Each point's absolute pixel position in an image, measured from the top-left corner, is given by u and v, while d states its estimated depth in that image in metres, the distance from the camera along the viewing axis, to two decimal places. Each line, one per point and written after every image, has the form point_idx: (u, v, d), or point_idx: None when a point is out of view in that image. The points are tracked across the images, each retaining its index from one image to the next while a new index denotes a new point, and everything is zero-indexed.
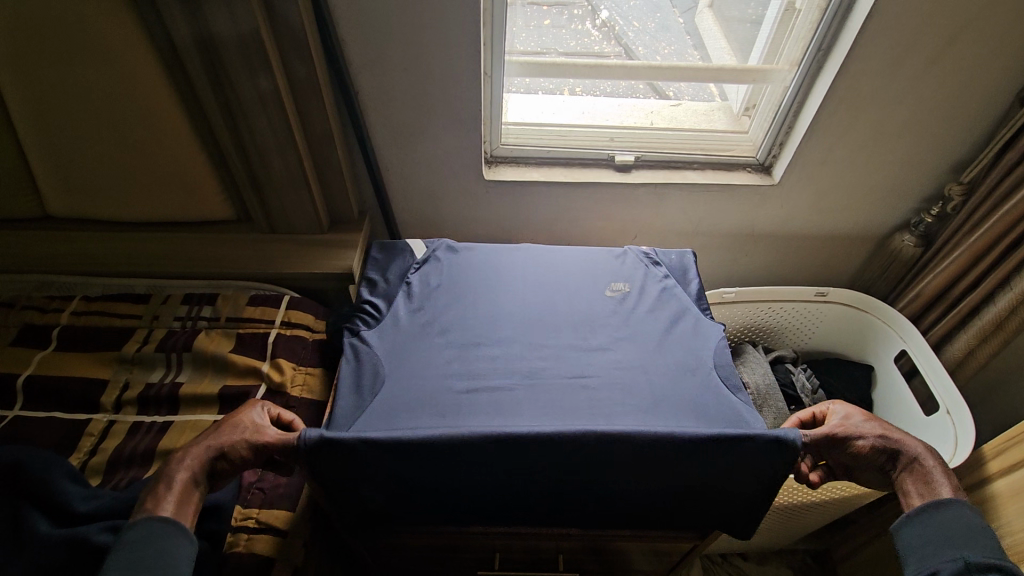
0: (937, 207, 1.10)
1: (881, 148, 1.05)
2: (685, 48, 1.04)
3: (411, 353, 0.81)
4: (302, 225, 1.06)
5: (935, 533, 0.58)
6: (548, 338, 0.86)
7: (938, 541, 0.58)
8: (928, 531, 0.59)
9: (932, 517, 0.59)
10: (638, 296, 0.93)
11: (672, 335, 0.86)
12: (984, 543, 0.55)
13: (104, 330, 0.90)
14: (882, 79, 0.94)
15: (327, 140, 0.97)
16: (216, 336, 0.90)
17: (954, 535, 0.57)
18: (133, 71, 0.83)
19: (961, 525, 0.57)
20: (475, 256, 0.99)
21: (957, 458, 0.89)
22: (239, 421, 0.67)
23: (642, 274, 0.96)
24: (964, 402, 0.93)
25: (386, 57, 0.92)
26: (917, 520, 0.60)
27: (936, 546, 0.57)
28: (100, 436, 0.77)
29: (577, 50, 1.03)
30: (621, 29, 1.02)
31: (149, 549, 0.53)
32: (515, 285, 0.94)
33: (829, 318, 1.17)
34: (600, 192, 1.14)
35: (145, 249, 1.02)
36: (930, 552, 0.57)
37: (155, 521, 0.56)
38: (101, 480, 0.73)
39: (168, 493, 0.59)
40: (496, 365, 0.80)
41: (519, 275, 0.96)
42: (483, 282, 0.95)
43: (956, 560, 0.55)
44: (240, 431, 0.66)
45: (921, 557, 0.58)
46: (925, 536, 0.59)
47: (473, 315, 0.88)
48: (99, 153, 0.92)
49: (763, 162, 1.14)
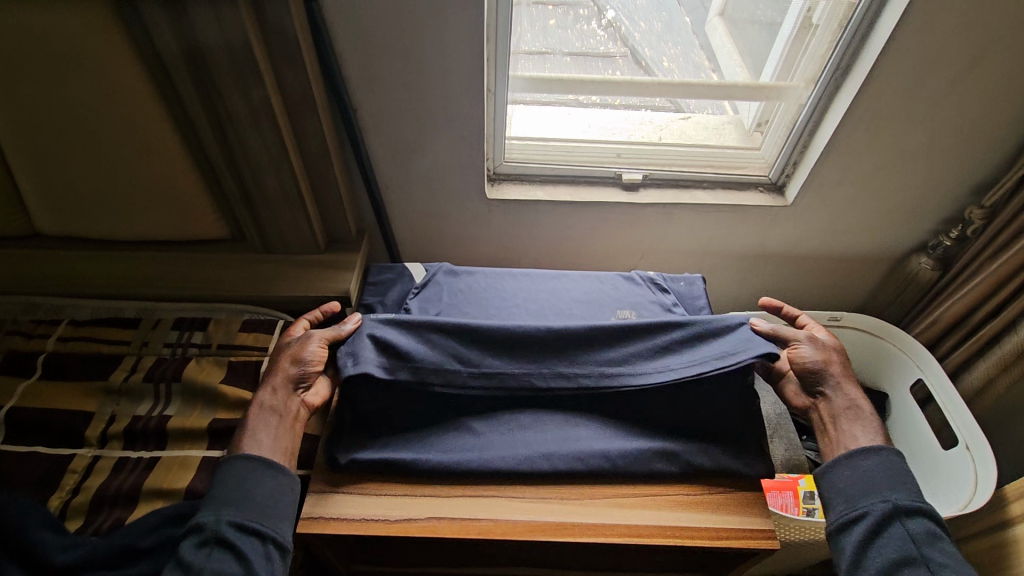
0: (956, 231, 1.06)
1: (899, 168, 1.01)
2: (692, 49, 1.01)
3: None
4: (298, 245, 1.03)
5: (865, 479, 0.66)
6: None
7: (868, 484, 0.66)
8: (860, 476, 0.67)
9: (863, 462, 0.67)
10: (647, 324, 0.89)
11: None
12: (904, 485, 0.65)
13: (92, 358, 0.87)
14: (903, 100, 0.90)
15: (324, 158, 0.93)
16: (207, 365, 0.87)
17: (878, 479, 0.66)
18: (123, 90, 0.80)
19: (886, 470, 0.66)
20: (479, 280, 0.96)
21: (978, 500, 0.85)
22: (290, 350, 0.75)
23: (650, 303, 0.93)
24: (983, 437, 0.89)
25: (384, 72, 0.88)
26: (850, 463, 0.68)
27: (867, 490, 0.66)
28: (84, 473, 0.74)
29: (582, 50, 0.98)
30: (627, 30, 0.97)
31: (230, 488, 0.62)
32: (520, 310, 0.91)
33: (843, 343, 1.13)
34: (607, 212, 1.10)
35: (135, 268, 0.99)
36: (861, 495, 0.66)
37: (234, 452, 0.66)
38: (83, 523, 0.70)
39: (246, 430, 0.68)
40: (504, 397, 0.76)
41: (525, 301, 0.93)
42: (487, 309, 0.91)
43: (886, 504, 0.64)
44: (297, 356, 0.74)
45: (852, 499, 0.66)
46: (856, 479, 0.67)
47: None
48: (89, 172, 0.89)
49: (776, 181, 1.10)
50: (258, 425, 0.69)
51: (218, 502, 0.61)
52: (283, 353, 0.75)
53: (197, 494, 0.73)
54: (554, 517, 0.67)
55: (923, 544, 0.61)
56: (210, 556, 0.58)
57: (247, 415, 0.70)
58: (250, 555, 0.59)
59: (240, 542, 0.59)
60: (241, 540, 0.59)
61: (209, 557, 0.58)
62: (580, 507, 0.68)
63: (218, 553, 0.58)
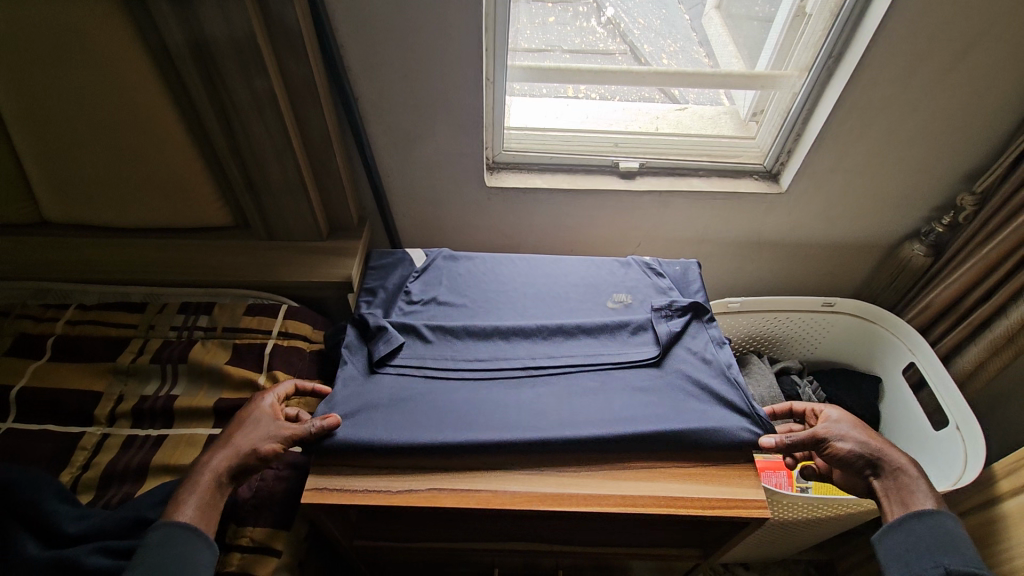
0: (948, 217, 1.08)
1: (892, 156, 1.02)
2: (690, 45, 1.01)
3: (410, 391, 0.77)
4: (301, 232, 1.04)
5: (914, 541, 0.61)
6: (552, 368, 0.81)
7: (919, 549, 0.60)
8: (909, 537, 0.62)
9: (914, 526, 0.62)
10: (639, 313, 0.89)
11: (679, 356, 0.82)
12: (963, 550, 0.59)
13: (100, 340, 0.89)
14: (895, 87, 0.92)
15: (326, 146, 0.95)
16: (212, 347, 0.88)
17: (932, 543, 0.60)
18: (130, 77, 0.81)
19: (942, 534, 0.60)
20: (477, 270, 0.97)
21: (968, 474, 0.87)
22: (253, 419, 0.70)
23: (641, 291, 0.93)
24: (972, 415, 0.91)
25: (385, 61, 0.90)
26: (900, 526, 0.63)
27: (919, 555, 0.60)
28: (93, 450, 0.76)
29: (581, 48, 1.00)
30: (627, 27, 0.98)
31: (167, 555, 0.57)
32: (516, 301, 0.92)
33: (838, 328, 1.14)
34: (604, 200, 1.11)
35: (141, 254, 1.00)
36: (912, 560, 0.60)
37: (178, 527, 0.59)
38: (93, 497, 0.72)
39: (190, 500, 0.61)
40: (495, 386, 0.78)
41: (521, 292, 0.93)
42: (484, 298, 0.92)
43: (940, 569, 0.58)
44: (259, 427, 0.69)
45: (902, 565, 0.61)
46: (906, 543, 0.61)
47: (473, 329, 0.85)
48: (95, 159, 0.91)
49: (770, 169, 1.12)
50: (207, 498, 0.62)
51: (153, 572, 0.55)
52: (244, 421, 0.70)
53: None
54: (549, 489, 0.68)
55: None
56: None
57: (189, 483, 0.63)
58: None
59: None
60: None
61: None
62: (574, 480, 0.69)
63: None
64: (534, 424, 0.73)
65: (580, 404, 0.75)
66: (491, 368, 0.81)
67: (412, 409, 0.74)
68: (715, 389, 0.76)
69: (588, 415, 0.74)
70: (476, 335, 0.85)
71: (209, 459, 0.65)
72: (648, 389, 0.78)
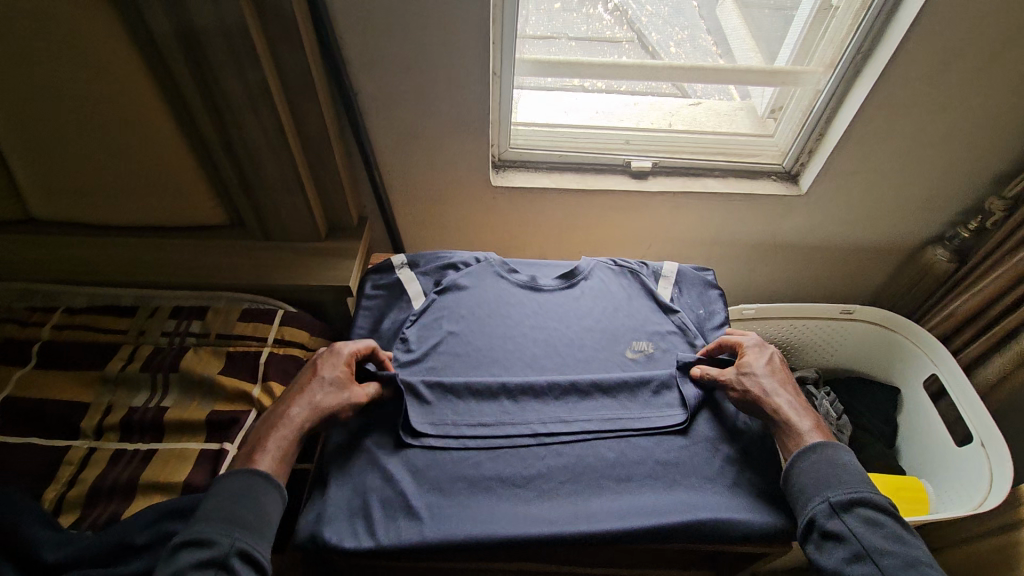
0: (975, 222, 1.03)
1: (918, 157, 0.97)
2: (699, 32, 0.93)
3: (405, 461, 0.69)
4: (297, 233, 1.00)
5: (807, 481, 0.64)
6: (566, 435, 0.73)
7: (812, 484, 0.63)
8: (803, 476, 0.65)
9: (802, 465, 0.65)
10: (664, 363, 0.81)
11: (707, 423, 0.74)
12: (842, 478, 0.62)
13: (87, 346, 0.84)
14: (927, 85, 0.86)
15: (324, 143, 0.91)
16: (205, 355, 0.85)
17: (822, 477, 0.63)
18: (115, 70, 0.76)
19: (831, 469, 0.63)
20: (481, 308, 0.85)
21: (993, 497, 0.83)
22: (321, 368, 0.70)
23: (662, 330, 0.85)
24: (999, 432, 0.87)
25: (385, 54, 0.85)
26: (795, 466, 0.66)
27: (810, 491, 0.63)
28: (79, 465, 0.73)
29: (589, 35, 0.94)
30: (633, 13, 0.92)
31: (243, 503, 0.58)
32: (524, 342, 0.82)
33: (855, 337, 1.10)
34: (614, 200, 1.07)
35: (133, 255, 0.96)
36: (806, 499, 0.63)
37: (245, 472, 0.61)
38: (79, 516, 0.68)
39: (264, 448, 0.63)
40: (501, 449, 0.71)
41: (529, 332, 0.84)
42: (489, 339, 0.82)
43: (824, 501, 0.61)
44: (328, 379, 0.69)
45: (798, 502, 0.64)
46: (802, 482, 0.64)
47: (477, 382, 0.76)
48: (80, 156, 0.86)
49: (789, 169, 1.07)
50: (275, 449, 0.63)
51: (228, 518, 0.56)
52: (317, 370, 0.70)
53: (195, 487, 0.71)
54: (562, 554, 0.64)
55: (865, 536, 0.58)
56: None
57: (266, 430, 0.65)
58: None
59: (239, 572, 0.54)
60: (246, 571, 0.54)
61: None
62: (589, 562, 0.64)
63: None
64: (546, 514, 0.66)
65: (595, 483, 0.69)
66: (496, 434, 0.72)
67: (410, 486, 0.67)
68: (749, 471, 0.71)
69: (605, 502, 0.67)
70: (480, 391, 0.75)
71: (288, 408, 0.66)
72: (674, 464, 0.71)
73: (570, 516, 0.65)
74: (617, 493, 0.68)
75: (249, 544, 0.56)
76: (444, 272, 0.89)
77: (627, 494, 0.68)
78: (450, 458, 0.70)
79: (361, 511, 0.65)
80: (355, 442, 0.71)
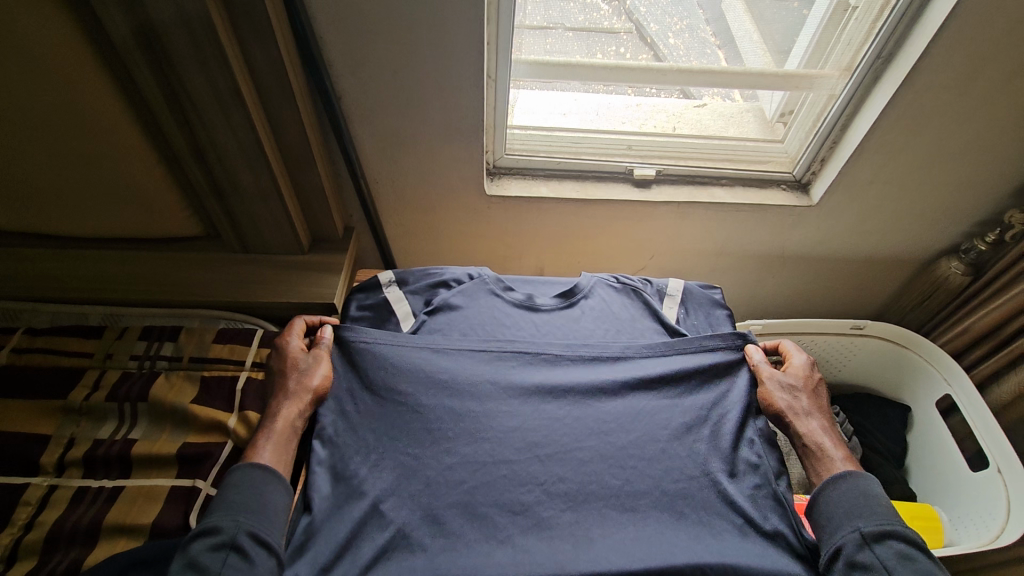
0: (993, 235, 0.98)
1: (937, 167, 0.92)
2: (699, 23, 0.85)
3: (396, 489, 0.63)
4: (278, 245, 0.94)
5: (831, 510, 0.64)
6: (565, 467, 0.67)
7: (840, 515, 0.63)
8: (829, 506, 0.65)
9: (831, 493, 0.65)
10: (672, 389, 0.75)
11: (716, 455, 0.69)
12: (874, 510, 0.62)
13: (48, 372, 0.78)
14: (952, 92, 0.80)
15: (305, 150, 0.84)
16: (177, 381, 0.79)
17: (849, 508, 0.63)
18: (70, 73, 0.69)
19: (861, 498, 0.64)
20: (476, 328, 0.79)
21: (1011, 534, 0.80)
22: (294, 365, 0.72)
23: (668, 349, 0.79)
24: (1019, 462, 0.83)
25: (370, 54, 0.78)
26: (823, 494, 0.66)
27: (835, 522, 0.63)
28: (38, 506, 0.67)
29: (585, 26, 0.86)
30: (633, 4, 0.83)
31: (243, 497, 0.59)
32: (521, 363, 0.76)
33: (865, 354, 1.05)
34: (616, 210, 1.01)
35: (101, 269, 0.90)
36: (832, 528, 0.63)
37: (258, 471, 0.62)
38: (35, 565, 0.63)
39: (265, 442, 0.65)
40: (496, 481, 0.65)
41: (523, 363, 0.76)
42: (480, 372, 0.74)
43: (855, 532, 0.61)
44: (307, 371, 0.71)
45: (823, 531, 0.64)
46: (829, 511, 0.64)
47: (468, 410, 0.70)
48: (36, 165, 0.79)
49: (800, 178, 1.01)
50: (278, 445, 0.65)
51: (233, 507, 0.58)
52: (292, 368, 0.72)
53: (164, 531, 0.66)
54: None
55: (896, 569, 0.57)
56: (225, 562, 0.54)
57: (267, 429, 0.66)
58: (263, 572, 0.55)
59: (253, 553, 0.55)
60: (257, 551, 0.56)
61: (224, 563, 0.54)
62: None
63: (232, 558, 0.54)
64: (545, 554, 0.60)
65: (598, 519, 0.64)
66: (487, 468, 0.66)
67: (394, 523, 0.61)
68: (761, 511, 0.66)
69: (608, 542, 0.62)
70: (470, 420, 0.69)
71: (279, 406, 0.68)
72: (681, 499, 0.66)
73: (570, 555, 0.60)
74: (622, 531, 0.63)
75: (253, 527, 0.57)
76: (436, 290, 0.83)
77: (634, 532, 0.63)
78: (443, 491, 0.64)
79: (343, 551, 0.59)
80: (340, 468, 0.65)
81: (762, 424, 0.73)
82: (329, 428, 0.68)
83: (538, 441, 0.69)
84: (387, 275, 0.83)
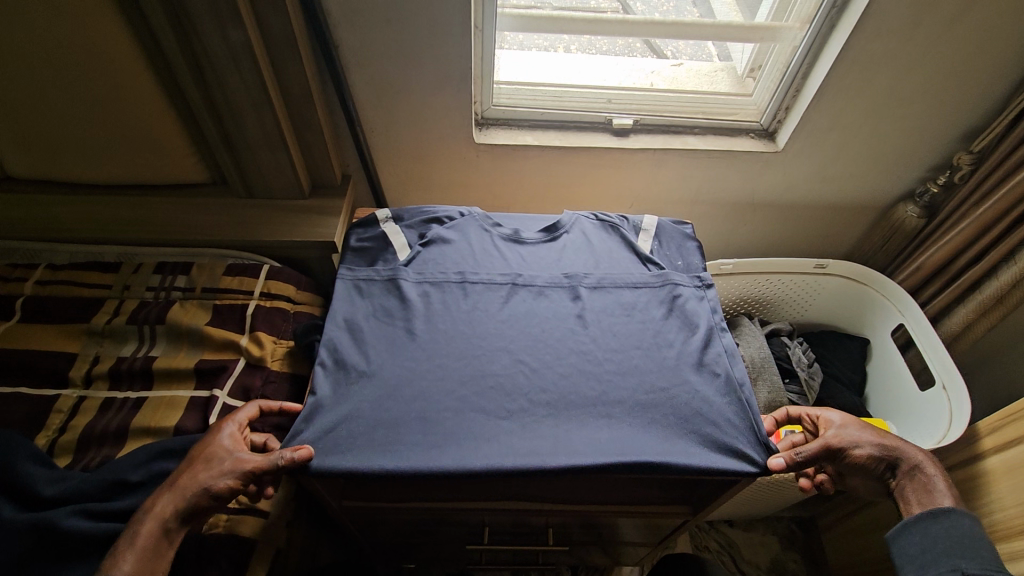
0: (944, 177, 1.07)
1: (890, 114, 1.00)
2: (684, 5, 0.95)
3: (392, 385, 0.71)
4: (280, 190, 1.00)
5: (940, 539, 0.60)
6: (546, 374, 0.74)
7: (939, 551, 0.59)
8: (925, 540, 0.61)
9: (929, 527, 0.61)
10: (646, 312, 0.83)
11: (682, 364, 0.77)
12: (980, 553, 0.58)
13: (72, 302, 0.85)
14: (898, 40, 0.88)
15: (306, 98, 0.90)
16: (192, 308, 0.86)
17: (950, 544, 0.59)
18: (85, 20, 0.74)
19: (961, 534, 0.59)
20: (465, 259, 0.87)
21: (955, 429, 0.89)
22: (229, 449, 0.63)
23: (640, 277, 0.87)
24: (958, 374, 0.93)
25: (366, 8, 0.84)
26: (909, 527, 0.62)
27: (945, 553, 0.58)
28: (69, 413, 0.74)
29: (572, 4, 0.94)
30: None
31: None
32: (505, 289, 0.84)
33: (826, 292, 1.15)
34: (597, 158, 1.08)
35: (111, 212, 0.95)
36: (926, 563, 0.59)
37: None
38: (71, 460, 0.70)
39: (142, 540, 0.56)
40: (480, 385, 0.72)
41: (511, 293, 0.84)
42: (473, 301, 0.82)
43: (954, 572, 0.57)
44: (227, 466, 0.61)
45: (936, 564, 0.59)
46: (921, 544, 0.61)
47: (457, 329, 0.78)
48: (55, 112, 0.84)
49: (767, 127, 1.09)
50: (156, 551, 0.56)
51: None
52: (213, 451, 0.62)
53: (186, 431, 0.73)
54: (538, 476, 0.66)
55: None
56: None
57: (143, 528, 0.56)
58: None
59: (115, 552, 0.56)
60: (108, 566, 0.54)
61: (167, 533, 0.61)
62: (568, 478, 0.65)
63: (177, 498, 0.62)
64: (516, 438, 0.67)
65: (573, 416, 0.70)
66: (476, 375, 0.73)
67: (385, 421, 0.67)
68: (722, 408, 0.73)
69: (581, 433, 0.68)
70: (458, 339, 0.77)
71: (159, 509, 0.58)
72: (649, 404, 0.72)
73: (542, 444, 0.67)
74: (596, 427, 0.69)
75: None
76: (429, 226, 0.91)
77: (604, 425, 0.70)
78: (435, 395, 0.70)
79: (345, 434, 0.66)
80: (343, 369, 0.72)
81: (727, 339, 0.81)
82: (334, 335, 0.76)
83: (522, 354, 0.76)
84: (383, 210, 0.91)
